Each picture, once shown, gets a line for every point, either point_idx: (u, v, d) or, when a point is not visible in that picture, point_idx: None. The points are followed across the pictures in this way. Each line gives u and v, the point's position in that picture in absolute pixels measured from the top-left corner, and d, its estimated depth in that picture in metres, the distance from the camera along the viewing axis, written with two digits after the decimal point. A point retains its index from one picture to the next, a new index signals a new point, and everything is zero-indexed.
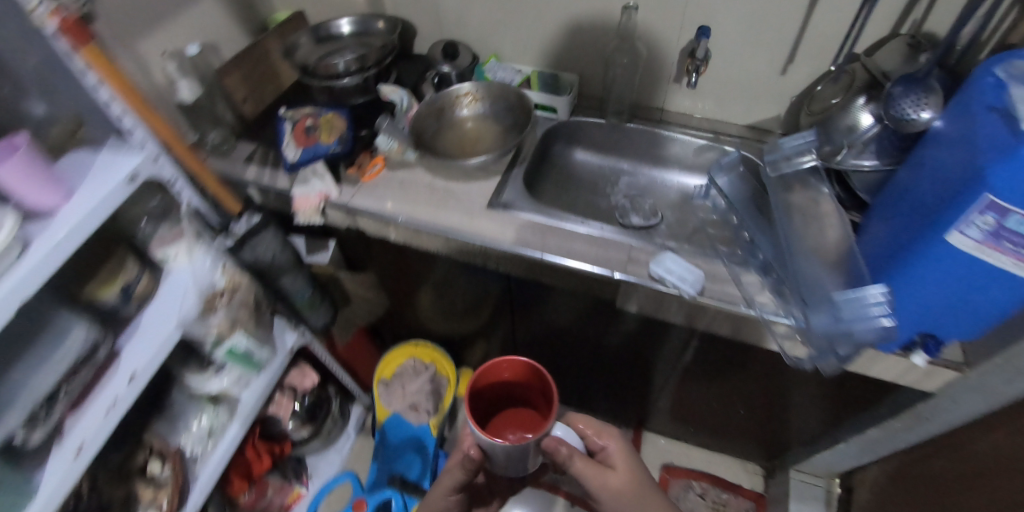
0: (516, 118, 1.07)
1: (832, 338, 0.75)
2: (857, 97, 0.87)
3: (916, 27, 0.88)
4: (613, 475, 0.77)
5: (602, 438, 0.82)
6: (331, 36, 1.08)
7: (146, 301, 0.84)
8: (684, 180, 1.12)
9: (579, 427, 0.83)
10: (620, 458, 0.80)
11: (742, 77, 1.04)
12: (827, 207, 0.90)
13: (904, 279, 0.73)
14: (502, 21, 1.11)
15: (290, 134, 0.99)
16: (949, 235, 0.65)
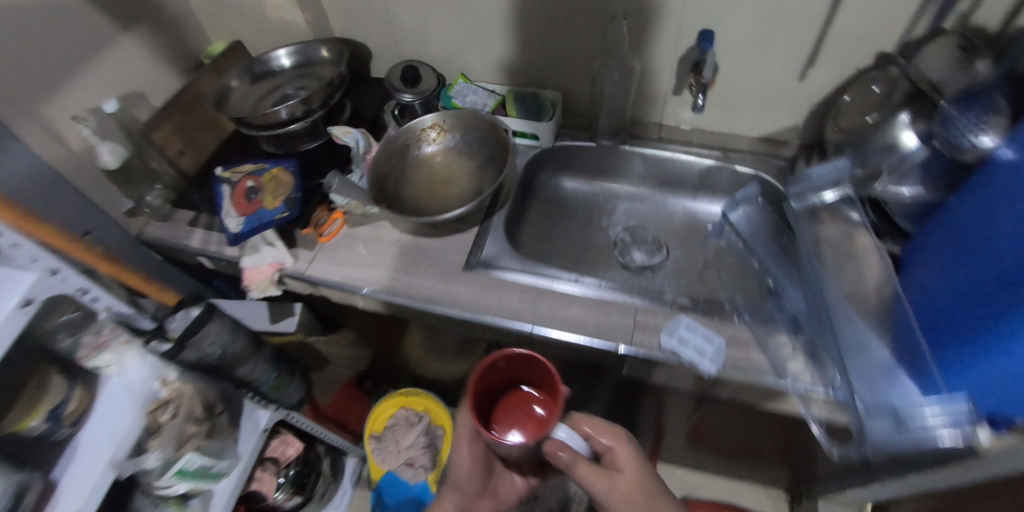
0: (491, 150, 0.92)
1: (889, 447, 0.59)
2: (897, 114, 0.75)
3: (960, 21, 0.74)
4: (620, 483, 0.58)
5: (604, 440, 0.62)
6: (271, 73, 0.94)
7: (82, 418, 0.69)
8: (695, 205, 0.98)
9: (580, 429, 0.62)
10: (637, 473, 0.60)
11: (752, 85, 0.89)
12: (865, 241, 0.76)
13: (982, 364, 0.56)
14: (469, 37, 0.95)
15: (229, 199, 0.84)
16: None
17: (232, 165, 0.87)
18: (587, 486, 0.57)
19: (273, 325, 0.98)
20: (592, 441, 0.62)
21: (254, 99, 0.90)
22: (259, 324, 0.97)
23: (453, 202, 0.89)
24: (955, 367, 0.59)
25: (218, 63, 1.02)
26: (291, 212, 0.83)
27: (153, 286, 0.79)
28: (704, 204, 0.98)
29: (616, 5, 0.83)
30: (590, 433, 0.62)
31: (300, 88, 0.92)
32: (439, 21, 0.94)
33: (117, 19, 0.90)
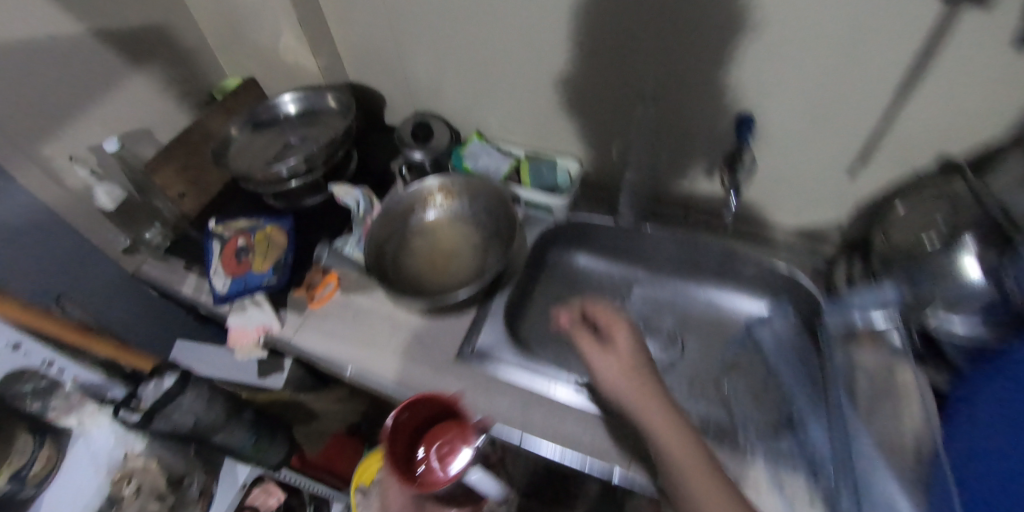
0: (498, 224, 0.87)
1: None
2: (962, 235, 0.64)
3: None
4: (624, 380, 0.56)
5: (606, 322, 0.62)
6: (274, 122, 0.90)
7: (48, 477, 0.63)
8: (732, 304, 0.88)
9: (578, 313, 0.65)
10: (637, 350, 0.59)
11: (791, 175, 0.81)
12: (907, 381, 0.67)
13: None
14: (489, 95, 0.90)
15: (218, 256, 0.80)
16: None
17: (225, 219, 0.84)
18: (603, 377, 0.58)
19: (260, 381, 0.94)
20: (600, 329, 0.63)
21: (256, 149, 0.87)
22: (247, 380, 0.93)
23: (453, 277, 0.83)
24: None
25: (230, 101, 0.97)
26: (277, 280, 0.78)
27: (134, 356, 0.76)
28: (745, 303, 0.87)
29: (647, 81, 0.76)
30: (587, 313, 0.65)
31: (304, 139, 0.88)
32: (459, 77, 0.89)
33: (129, 55, 0.87)
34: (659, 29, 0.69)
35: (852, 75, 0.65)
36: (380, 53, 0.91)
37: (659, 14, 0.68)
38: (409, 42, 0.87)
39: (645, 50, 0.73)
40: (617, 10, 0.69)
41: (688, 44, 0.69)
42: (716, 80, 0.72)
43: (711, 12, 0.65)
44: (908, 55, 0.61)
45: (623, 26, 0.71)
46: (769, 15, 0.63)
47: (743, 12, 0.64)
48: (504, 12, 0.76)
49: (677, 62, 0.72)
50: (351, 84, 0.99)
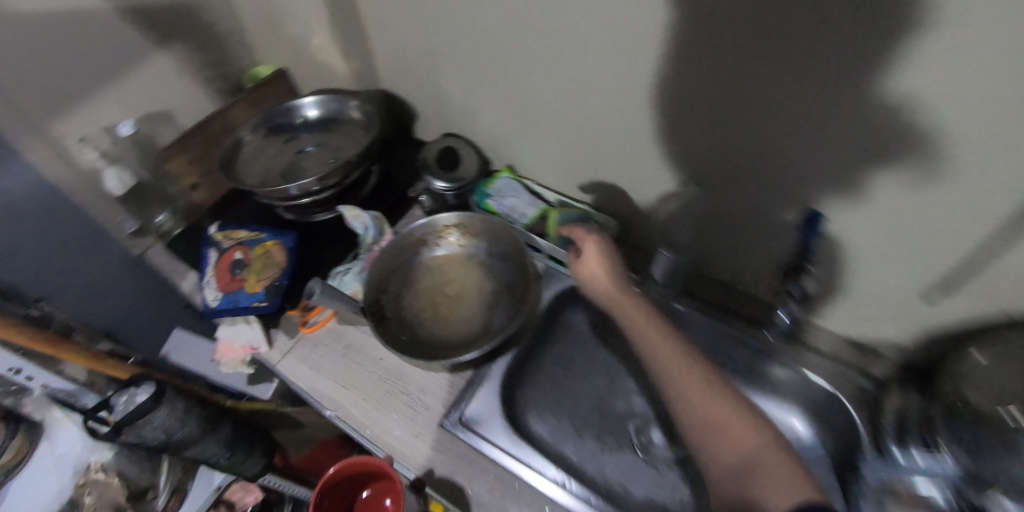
0: (512, 276, 0.79)
1: None
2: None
3: None
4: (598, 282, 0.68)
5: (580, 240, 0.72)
6: (292, 127, 0.86)
7: (19, 464, 0.65)
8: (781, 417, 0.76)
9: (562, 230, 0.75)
10: (605, 249, 0.70)
11: (857, 286, 0.69)
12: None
13: None
14: (526, 132, 0.81)
15: (213, 268, 0.78)
16: None
17: (229, 230, 0.82)
18: (584, 278, 0.70)
19: (248, 387, 0.88)
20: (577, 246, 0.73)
21: (271, 155, 0.83)
22: (234, 384, 0.88)
23: (453, 330, 0.75)
24: None
25: (254, 94, 0.90)
26: (267, 304, 0.73)
27: (107, 364, 0.71)
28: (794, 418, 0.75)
29: (705, 164, 0.65)
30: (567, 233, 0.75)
31: (321, 150, 0.83)
32: (498, 105, 0.80)
33: (153, 34, 0.82)
34: (730, 115, 0.57)
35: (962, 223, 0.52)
36: (418, 64, 0.83)
37: (735, 97, 0.55)
38: (448, 59, 0.78)
39: (707, 130, 0.61)
40: (683, 81, 0.58)
41: (760, 137, 0.57)
42: (788, 182, 0.60)
43: (797, 112, 0.52)
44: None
45: (687, 97, 0.59)
46: (877, 136, 0.49)
47: (839, 126, 0.51)
48: (554, 53, 0.66)
49: (741, 152, 0.60)
50: (382, 91, 0.91)
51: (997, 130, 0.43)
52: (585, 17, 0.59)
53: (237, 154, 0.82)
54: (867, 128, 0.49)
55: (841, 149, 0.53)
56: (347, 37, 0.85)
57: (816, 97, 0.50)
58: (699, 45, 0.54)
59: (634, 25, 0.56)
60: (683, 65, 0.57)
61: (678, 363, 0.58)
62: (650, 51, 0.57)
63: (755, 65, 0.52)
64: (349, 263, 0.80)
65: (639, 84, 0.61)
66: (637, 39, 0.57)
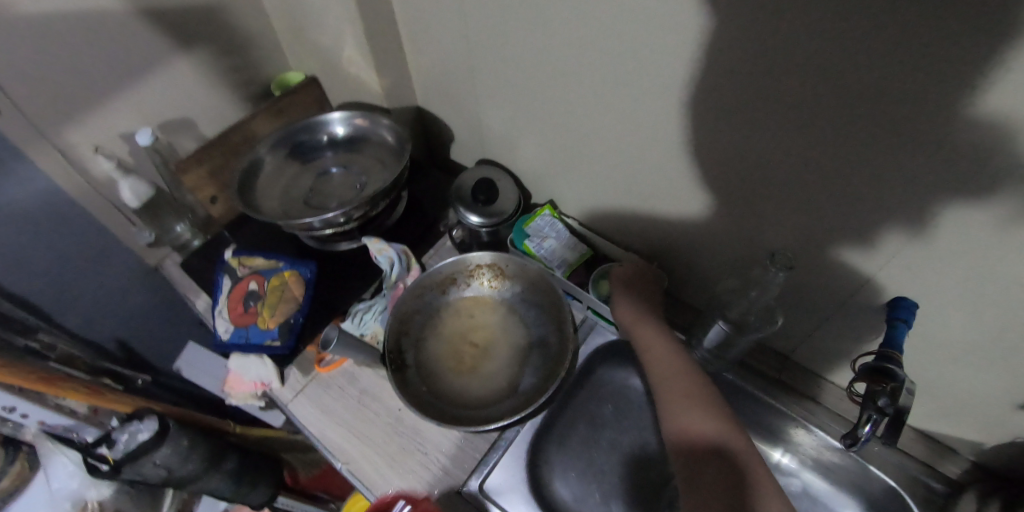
0: (546, 329, 0.73)
1: None
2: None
3: None
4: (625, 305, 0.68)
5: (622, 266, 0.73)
6: (318, 145, 0.80)
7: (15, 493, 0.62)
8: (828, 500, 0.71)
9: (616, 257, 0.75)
10: (641, 274, 0.71)
11: (937, 381, 0.61)
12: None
13: None
14: (572, 169, 0.73)
15: (226, 298, 0.74)
16: None
17: (246, 253, 0.77)
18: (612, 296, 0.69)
19: (259, 412, 0.81)
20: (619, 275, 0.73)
21: (295, 177, 0.78)
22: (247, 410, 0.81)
23: (478, 385, 0.70)
24: None
25: (280, 102, 0.84)
26: (281, 345, 0.71)
27: (106, 398, 0.67)
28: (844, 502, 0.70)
29: (777, 235, 0.57)
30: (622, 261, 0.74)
31: (346, 172, 0.78)
32: (540, 137, 0.73)
33: (174, 40, 0.76)
34: (818, 189, 0.49)
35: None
36: (457, 84, 0.76)
37: (829, 173, 0.47)
38: (490, 84, 0.71)
39: (785, 201, 0.53)
40: (766, 146, 0.49)
41: (849, 219, 0.49)
42: (878, 269, 0.51)
43: (905, 200, 0.44)
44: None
45: (767, 162, 0.51)
46: (1015, 244, 0.41)
47: (965, 223, 0.42)
48: (613, 96, 0.58)
49: (821, 230, 0.52)
50: (417, 108, 0.87)
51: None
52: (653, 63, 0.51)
53: (256, 175, 0.77)
54: (996, 233, 0.41)
55: (962, 244, 0.44)
56: None
57: (938, 187, 0.42)
58: (793, 113, 0.45)
59: (713, 81, 0.47)
60: (768, 132, 0.48)
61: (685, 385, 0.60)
62: (727, 113, 0.49)
63: (863, 143, 0.43)
64: (370, 301, 0.74)
65: (709, 142, 0.53)
66: (713, 95, 0.49)
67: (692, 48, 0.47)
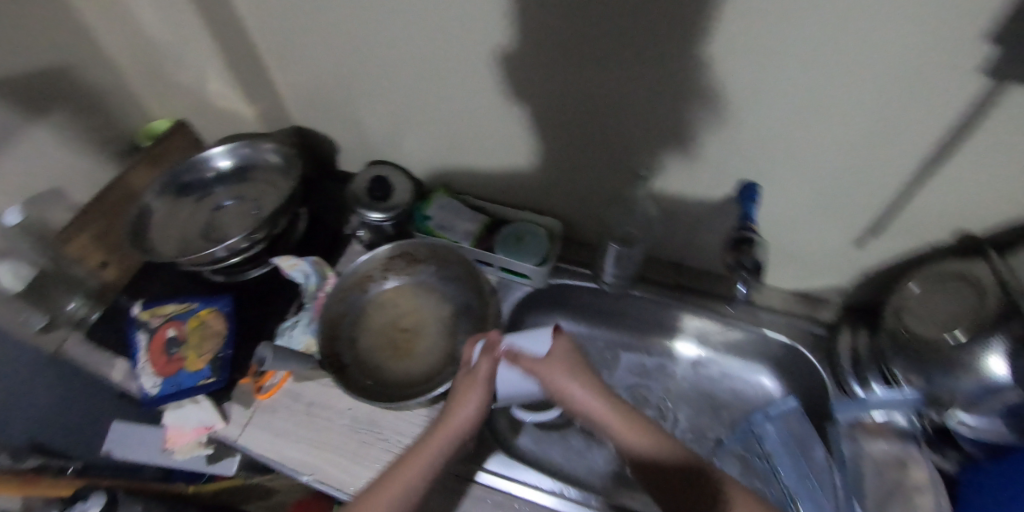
0: (466, 297, 0.78)
1: None
2: (989, 337, 0.60)
3: None
4: (578, 385, 0.62)
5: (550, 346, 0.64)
6: (203, 183, 0.80)
7: None
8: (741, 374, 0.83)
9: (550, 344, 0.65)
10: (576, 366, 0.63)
11: (792, 239, 0.76)
12: (918, 477, 0.66)
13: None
14: (456, 149, 0.81)
15: (145, 353, 0.72)
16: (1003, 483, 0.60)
17: (153, 304, 0.76)
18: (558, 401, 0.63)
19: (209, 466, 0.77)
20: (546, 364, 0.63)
21: (188, 218, 0.78)
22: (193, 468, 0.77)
23: (418, 365, 0.74)
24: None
25: (155, 150, 0.85)
26: (216, 380, 0.71)
27: (41, 485, 0.72)
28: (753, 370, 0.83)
29: (640, 146, 0.68)
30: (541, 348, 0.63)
31: (239, 202, 0.80)
32: (420, 128, 0.79)
33: (30, 106, 0.74)
34: (659, 95, 0.61)
35: (856, 155, 0.62)
36: (328, 94, 0.80)
37: (663, 78, 0.59)
38: (362, 87, 0.77)
39: (641, 114, 0.64)
40: (612, 73, 0.61)
41: (689, 111, 0.62)
42: (721, 148, 0.65)
43: (722, 73, 0.57)
44: (949, 124, 0.56)
45: (615, 88, 0.62)
46: (801, 72, 0.55)
47: (766, 71, 0.55)
48: (472, 64, 0.66)
49: (669, 119, 0.64)
50: (293, 126, 0.88)
51: (832, 77, 0.54)
52: (499, 23, 0.60)
53: (146, 226, 0.77)
54: (789, 70, 0.55)
55: (779, 108, 0.59)
56: (247, 79, 0.81)
57: (744, 47, 0.54)
58: (624, 26, 0.55)
59: (556, 18, 0.57)
60: (611, 49, 0.58)
61: (643, 437, 0.58)
62: (573, 44, 0.59)
63: (678, 34, 0.54)
64: (296, 316, 0.75)
65: (568, 75, 0.63)
66: (559, 30, 0.58)
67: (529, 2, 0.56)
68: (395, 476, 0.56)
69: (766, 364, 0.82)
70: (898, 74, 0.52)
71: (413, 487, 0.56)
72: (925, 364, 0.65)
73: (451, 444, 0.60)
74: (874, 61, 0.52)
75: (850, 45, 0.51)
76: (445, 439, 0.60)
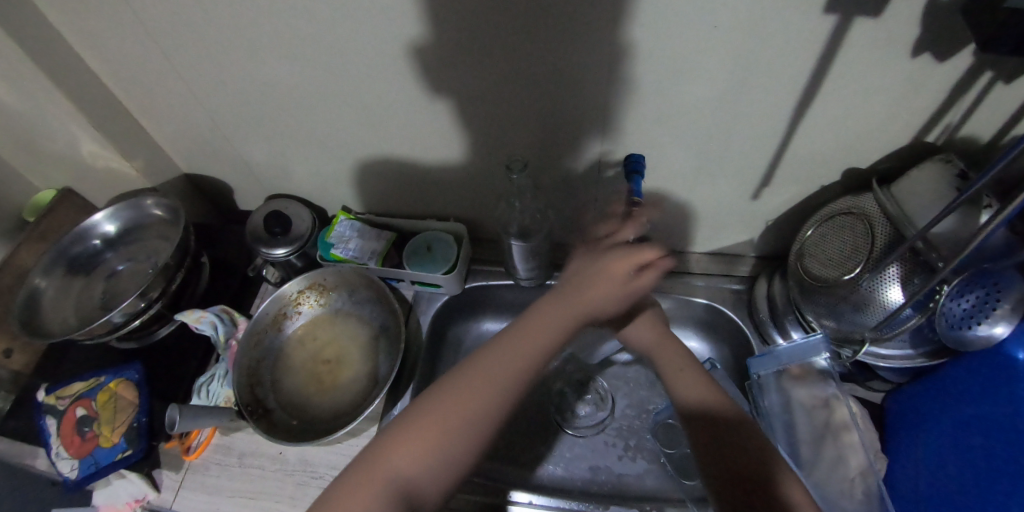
0: (383, 317, 0.78)
1: None
2: (881, 271, 0.60)
3: (927, 142, 0.63)
4: (640, 329, 0.66)
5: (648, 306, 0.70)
6: (94, 251, 0.78)
7: None
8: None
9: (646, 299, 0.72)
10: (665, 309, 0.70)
11: (697, 203, 0.76)
12: (844, 414, 0.67)
13: (920, 448, 0.63)
14: (351, 169, 0.79)
15: (57, 438, 0.68)
16: (943, 400, 0.61)
17: (58, 386, 0.72)
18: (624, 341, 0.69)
19: None
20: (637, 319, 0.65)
21: (81, 293, 0.77)
22: None
23: (344, 394, 0.73)
24: (919, 449, 0.63)
25: (40, 226, 0.81)
26: (134, 451, 0.68)
27: None
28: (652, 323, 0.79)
29: (522, 137, 0.68)
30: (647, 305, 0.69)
31: (134, 264, 0.79)
32: (310, 154, 0.78)
33: None
34: (527, 78, 0.60)
35: (728, 112, 0.62)
36: (208, 135, 0.78)
37: (522, 64, 0.59)
38: (240, 124, 0.74)
39: (516, 103, 0.64)
40: (475, 66, 0.60)
41: (556, 92, 0.62)
42: (597, 126, 0.65)
43: (575, 50, 0.56)
44: (808, 68, 0.56)
45: (482, 81, 0.61)
46: (650, 38, 0.54)
47: (617, 41, 0.55)
48: (341, 80, 0.64)
49: (544, 101, 0.63)
50: (184, 175, 0.88)
51: (684, 38, 0.54)
52: (350, 34, 0.58)
53: (40, 306, 0.74)
54: (640, 37, 0.54)
55: (643, 75, 0.58)
56: (116, 134, 0.77)
57: (588, 19, 0.53)
58: (469, 19, 0.54)
59: (401, 21, 0.55)
60: (463, 42, 0.57)
61: (689, 383, 0.59)
62: (429, 45, 0.58)
63: (521, 15, 0.53)
64: (211, 370, 0.74)
65: (433, 76, 0.62)
66: (407, 32, 0.56)
67: (365, 8, 0.54)
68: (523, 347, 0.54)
69: (693, 329, 0.85)
70: (743, 27, 0.52)
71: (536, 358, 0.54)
72: (831, 305, 0.65)
73: (570, 330, 0.56)
74: (714, 18, 0.51)
75: (691, 6, 0.50)
76: (571, 317, 0.56)
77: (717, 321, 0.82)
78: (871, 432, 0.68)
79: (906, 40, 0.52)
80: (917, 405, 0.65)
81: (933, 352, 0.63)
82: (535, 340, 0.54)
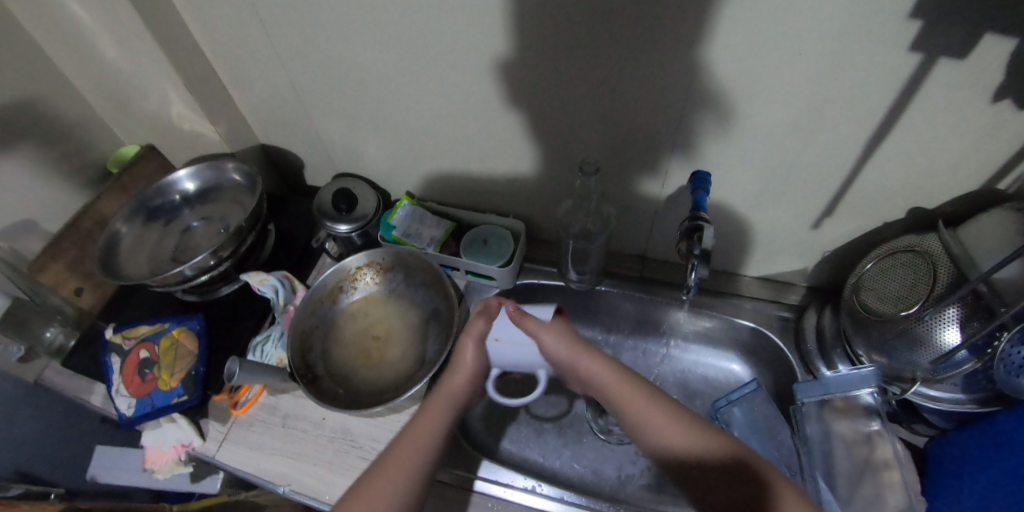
0: (434, 302, 0.80)
1: None
2: (942, 314, 0.60)
3: (997, 190, 0.63)
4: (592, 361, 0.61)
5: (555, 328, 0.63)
6: (172, 206, 0.83)
7: None
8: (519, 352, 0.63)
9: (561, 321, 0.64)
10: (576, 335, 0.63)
11: (753, 228, 0.77)
12: (886, 451, 0.67)
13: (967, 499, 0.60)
14: (420, 157, 0.82)
15: (120, 375, 0.73)
16: (993, 449, 0.59)
17: (125, 327, 0.76)
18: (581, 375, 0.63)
19: (193, 484, 0.77)
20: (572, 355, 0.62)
21: (156, 243, 0.81)
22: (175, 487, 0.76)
23: (390, 371, 0.75)
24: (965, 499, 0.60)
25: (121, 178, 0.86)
26: (189, 397, 0.71)
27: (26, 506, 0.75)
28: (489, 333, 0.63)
29: (592, 142, 0.70)
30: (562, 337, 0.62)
31: (207, 224, 0.82)
32: (383, 140, 0.81)
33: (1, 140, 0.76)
34: (607, 87, 0.63)
35: (800, 139, 0.63)
36: (290, 110, 0.82)
37: (604, 74, 0.61)
38: (322, 103, 0.78)
39: (592, 110, 0.66)
40: (559, 69, 0.62)
41: (633, 103, 0.64)
42: (667, 139, 0.67)
43: (660, 65, 0.58)
44: (888, 104, 0.57)
45: (563, 85, 0.64)
46: (738, 60, 0.56)
47: (704, 59, 0.57)
48: (428, 72, 0.67)
49: (620, 111, 0.65)
50: (260, 145, 0.93)
51: (769, 63, 0.55)
52: (446, 28, 0.61)
53: (116, 251, 0.78)
54: (726, 58, 0.56)
55: (723, 95, 0.60)
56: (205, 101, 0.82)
57: (679, 36, 0.55)
58: (564, 25, 0.57)
59: (498, 20, 0.58)
60: (552, 47, 0.60)
61: (663, 420, 0.55)
62: (520, 44, 0.60)
63: (614, 26, 0.56)
64: (266, 331, 0.78)
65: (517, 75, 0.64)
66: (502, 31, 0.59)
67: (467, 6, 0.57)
68: (414, 435, 0.58)
69: (733, 350, 0.86)
70: (830, 58, 0.54)
71: (423, 450, 0.57)
72: (882, 340, 0.66)
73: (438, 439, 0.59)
74: (799, 45, 0.53)
75: (781, 33, 0.52)
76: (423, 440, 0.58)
77: (758, 345, 0.83)
78: (913, 474, 0.67)
79: (989, 87, 0.53)
80: (963, 451, 0.63)
81: (983, 399, 0.62)
82: (402, 463, 0.56)
